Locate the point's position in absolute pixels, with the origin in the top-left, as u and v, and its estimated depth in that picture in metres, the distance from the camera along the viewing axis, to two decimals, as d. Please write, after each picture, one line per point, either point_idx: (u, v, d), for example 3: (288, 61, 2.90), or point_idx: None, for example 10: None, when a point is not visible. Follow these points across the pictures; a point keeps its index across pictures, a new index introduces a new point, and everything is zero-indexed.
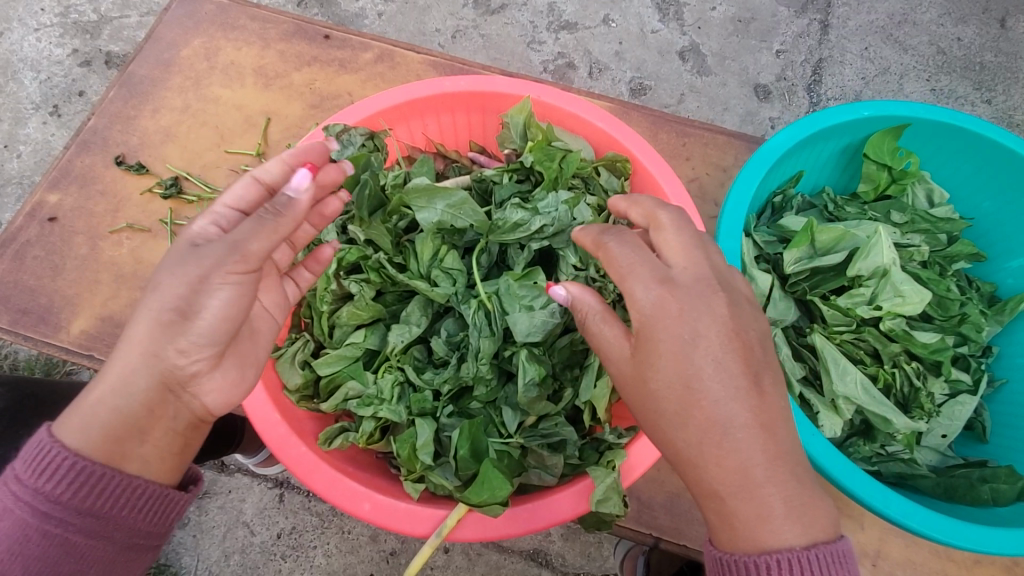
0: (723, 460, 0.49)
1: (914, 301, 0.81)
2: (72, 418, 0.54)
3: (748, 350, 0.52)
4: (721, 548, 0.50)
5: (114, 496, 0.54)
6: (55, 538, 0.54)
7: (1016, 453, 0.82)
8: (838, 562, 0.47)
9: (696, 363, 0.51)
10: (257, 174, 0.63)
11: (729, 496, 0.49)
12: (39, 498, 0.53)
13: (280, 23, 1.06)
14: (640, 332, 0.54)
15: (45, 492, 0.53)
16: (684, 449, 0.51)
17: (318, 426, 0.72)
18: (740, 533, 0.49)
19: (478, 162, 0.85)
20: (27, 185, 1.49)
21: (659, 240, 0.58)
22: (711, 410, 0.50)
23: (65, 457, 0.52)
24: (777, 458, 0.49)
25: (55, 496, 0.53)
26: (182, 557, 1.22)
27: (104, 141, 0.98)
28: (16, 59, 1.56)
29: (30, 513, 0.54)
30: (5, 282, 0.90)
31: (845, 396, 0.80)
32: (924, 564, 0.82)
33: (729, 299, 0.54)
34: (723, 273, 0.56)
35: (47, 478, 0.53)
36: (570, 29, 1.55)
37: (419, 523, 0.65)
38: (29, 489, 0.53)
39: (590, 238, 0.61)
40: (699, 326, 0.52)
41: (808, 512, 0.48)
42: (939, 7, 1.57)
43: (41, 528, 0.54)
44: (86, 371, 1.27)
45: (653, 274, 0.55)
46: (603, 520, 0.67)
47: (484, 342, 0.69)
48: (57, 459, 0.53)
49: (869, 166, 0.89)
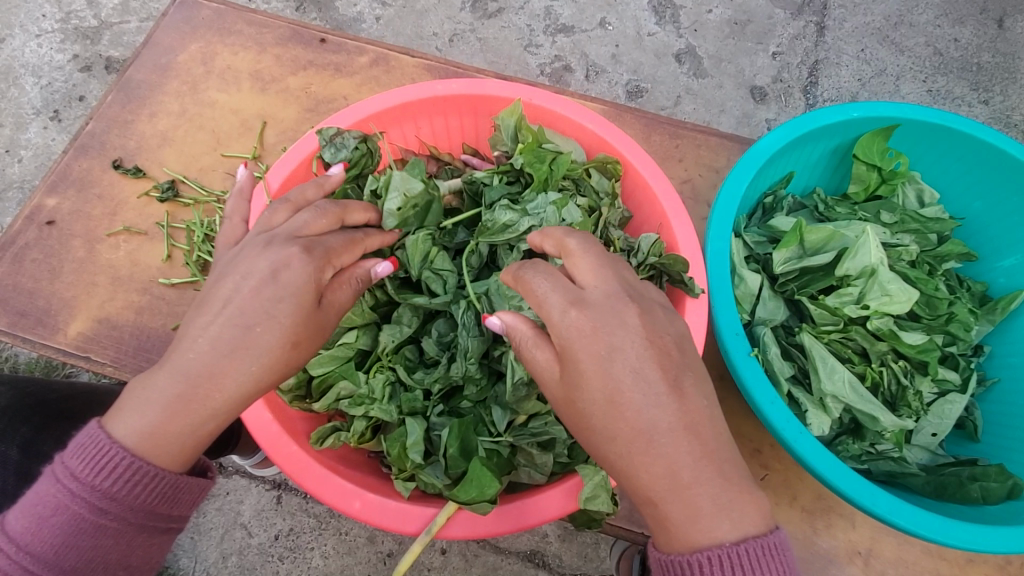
0: (650, 466, 0.51)
1: (901, 300, 0.82)
2: (121, 417, 0.56)
3: (664, 355, 0.54)
4: (660, 547, 0.53)
5: (164, 492, 0.58)
6: (108, 531, 0.58)
7: (1006, 451, 0.83)
8: (771, 555, 0.49)
9: (614, 376, 0.53)
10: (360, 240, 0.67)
11: (661, 501, 0.51)
12: (95, 495, 0.56)
13: (276, 28, 1.07)
14: (562, 352, 0.56)
15: (101, 489, 0.56)
16: (617, 460, 0.53)
17: (309, 426, 0.73)
18: (676, 531, 0.51)
19: (471, 165, 0.86)
20: (28, 189, 1.50)
21: (571, 266, 0.60)
22: (635, 419, 0.52)
23: (124, 458, 0.55)
24: (704, 458, 0.51)
25: (111, 493, 0.56)
26: (180, 558, 1.23)
27: (101, 145, 1.00)
28: (19, 64, 1.57)
29: (85, 508, 0.57)
30: (4, 285, 0.91)
31: (833, 395, 0.80)
32: (916, 563, 0.83)
33: (641, 310, 0.56)
34: (633, 286, 0.59)
35: (104, 475, 0.56)
36: (566, 33, 1.56)
37: (411, 521, 0.66)
38: (85, 486, 0.56)
39: (509, 273, 0.62)
40: (614, 342, 0.54)
41: (738, 508, 0.50)
42: (935, 9, 1.58)
43: (95, 522, 0.57)
44: (85, 373, 1.28)
45: (564, 298, 0.56)
46: (594, 519, 0.70)
47: (472, 342, 0.70)
48: (114, 459, 0.55)
49: (859, 167, 0.90)
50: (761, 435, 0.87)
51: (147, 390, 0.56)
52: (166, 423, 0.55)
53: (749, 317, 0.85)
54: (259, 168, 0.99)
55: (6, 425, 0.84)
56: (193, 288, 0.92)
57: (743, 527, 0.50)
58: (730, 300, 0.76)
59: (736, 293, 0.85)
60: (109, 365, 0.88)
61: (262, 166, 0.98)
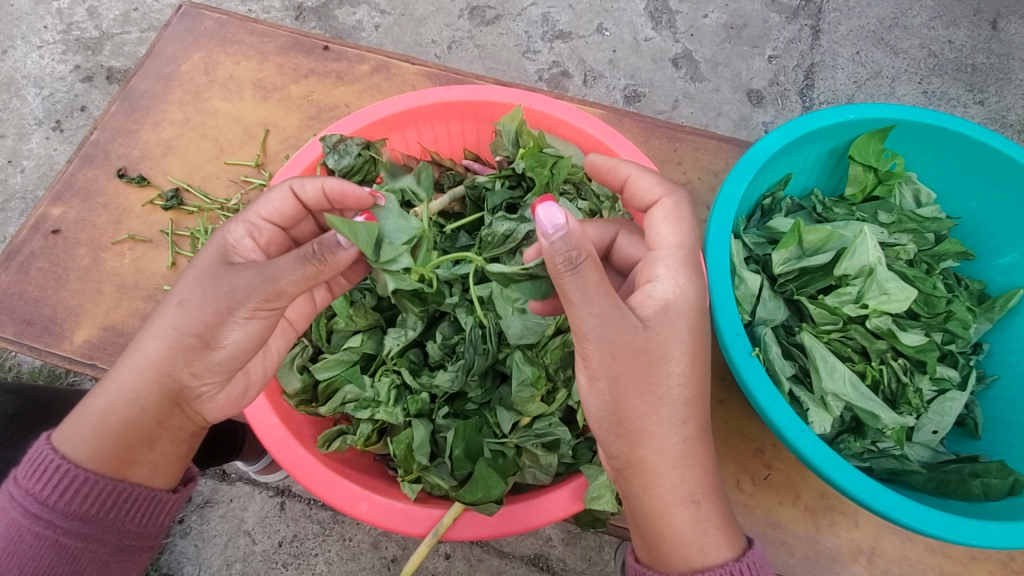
0: None
1: (899, 299, 0.83)
2: (69, 431, 0.62)
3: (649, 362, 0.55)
4: (647, 566, 0.60)
5: (99, 499, 0.61)
6: (45, 540, 0.61)
7: (1007, 448, 0.83)
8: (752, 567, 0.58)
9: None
10: (295, 188, 0.67)
11: None
12: (29, 500, 0.61)
13: (278, 37, 1.08)
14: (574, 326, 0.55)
15: (36, 493, 0.61)
16: None
17: (315, 430, 0.75)
18: (681, 548, 0.58)
19: (473, 170, 0.88)
20: (30, 200, 1.51)
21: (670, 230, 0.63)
22: None
23: (54, 462, 0.61)
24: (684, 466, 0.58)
25: (45, 498, 0.61)
26: (185, 566, 1.23)
27: (106, 155, 1.00)
28: (20, 76, 1.59)
29: (23, 515, 0.61)
30: (10, 294, 0.92)
31: (834, 393, 0.81)
32: (919, 561, 0.83)
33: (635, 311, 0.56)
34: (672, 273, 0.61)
35: (38, 479, 0.61)
36: (564, 39, 1.58)
37: (417, 522, 0.67)
38: (23, 492, 0.61)
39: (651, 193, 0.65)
40: None
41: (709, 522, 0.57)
42: (929, 11, 1.59)
43: (33, 529, 0.61)
44: (90, 380, 1.29)
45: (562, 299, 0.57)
46: (598, 518, 0.74)
47: (478, 359, 0.71)
48: (45, 463, 0.61)
49: (856, 168, 0.91)
50: (763, 435, 0.87)
51: (93, 394, 0.63)
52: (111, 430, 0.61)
53: (750, 317, 0.86)
54: (263, 175, 1.00)
55: (12, 434, 0.85)
56: None
57: (734, 546, 0.59)
58: (730, 299, 0.76)
59: (736, 294, 0.86)
60: None
61: (266, 173, 0.99)
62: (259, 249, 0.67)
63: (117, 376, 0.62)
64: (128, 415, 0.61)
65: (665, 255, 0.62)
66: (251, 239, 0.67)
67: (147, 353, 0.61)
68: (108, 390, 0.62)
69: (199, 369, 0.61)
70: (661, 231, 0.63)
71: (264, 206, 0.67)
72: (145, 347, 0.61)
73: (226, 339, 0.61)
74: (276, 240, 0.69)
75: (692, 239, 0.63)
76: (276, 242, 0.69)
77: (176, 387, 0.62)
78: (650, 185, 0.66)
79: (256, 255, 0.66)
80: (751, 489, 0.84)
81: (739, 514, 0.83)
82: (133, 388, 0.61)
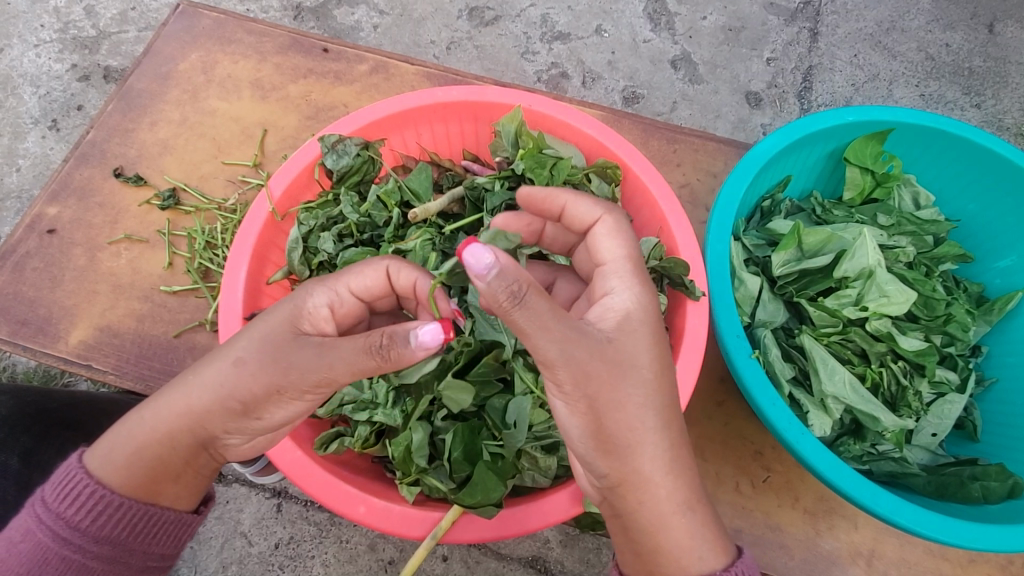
0: None
1: (898, 301, 0.83)
2: (99, 450, 0.62)
3: None
4: None
5: (131, 523, 0.62)
6: (71, 562, 0.61)
7: (1007, 451, 0.83)
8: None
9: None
10: (391, 269, 0.65)
11: None
12: (59, 523, 0.61)
13: (276, 37, 1.08)
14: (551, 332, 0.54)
15: (66, 517, 0.61)
16: None
17: (312, 432, 0.74)
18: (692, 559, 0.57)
19: (472, 171, 0.87)
20: (26, 199, 1.50)
21: (609, 249, 0.64)
22: None
23: (87, 486, 0.61)
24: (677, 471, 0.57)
25: (75, 522, 0.61)
26: (180, 568, 1.22)
27: (102, 154, 1.00)
28: (16, 74, 1.58)
29: (51, 537, 0.61)
30: (5, 294, 0.92)
31: (834, 396, 0.81)
32: (918, 564, 0.83)
33: None
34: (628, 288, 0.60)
35: (69, 503, 0.61)
36: (562, 40, 1.57)
37: (414, 525, 0.66)
38: (51, 512, 0.61)
39: (591, 216, 0.66)
40: None
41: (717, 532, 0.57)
42: (926, 14, 1.60)
43: (60, 552, 0.61)
44: (84, 381, 1.28)
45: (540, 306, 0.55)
46: (597, 521, 0.74)
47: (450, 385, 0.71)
48: (79, 486, 0.61)
49: (852, 171, 0.92)
50: (763, 437, 0.87)
51: (128, 419, 0.62)
52: (128, 449, 0.61)
53: (750, 319, 0.85)
54: (260, 175, 0.99)
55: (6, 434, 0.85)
56: (195, 296, 0.92)
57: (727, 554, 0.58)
58: (732, 304, 0.76)
59: (736, 296, 0.86)
60: (111, 373, 0.88)
61: (263, 173, 0.99)
62: (334, 322, 0.63)
63: (155, 415, 0.61)
64: (144, 439, 0.61)
65: (609, 270, 0.63)
66: (330, 309, 0.62)
67: (178, 389, 0.60)
68: (146, 425, 0.61)
69: (235, 423, 0.60)
70: (605, 246, 0.64)
71: (357, 280, 0.64)
72: (191, 397, 0.60)
73: (271, 410, 0.59)
74: (354, 312, 0.65)
75: (639, 255, 0.64)
76: (350, 318, 0.65)
77: (189, 425, 0.60)
78: (588, 209, 0.65)
79: (330, 327, 0.62)
80: (749, 491, 0.84)
81: (739, 517, 0.83)
82: (170, 432, 0.60)
